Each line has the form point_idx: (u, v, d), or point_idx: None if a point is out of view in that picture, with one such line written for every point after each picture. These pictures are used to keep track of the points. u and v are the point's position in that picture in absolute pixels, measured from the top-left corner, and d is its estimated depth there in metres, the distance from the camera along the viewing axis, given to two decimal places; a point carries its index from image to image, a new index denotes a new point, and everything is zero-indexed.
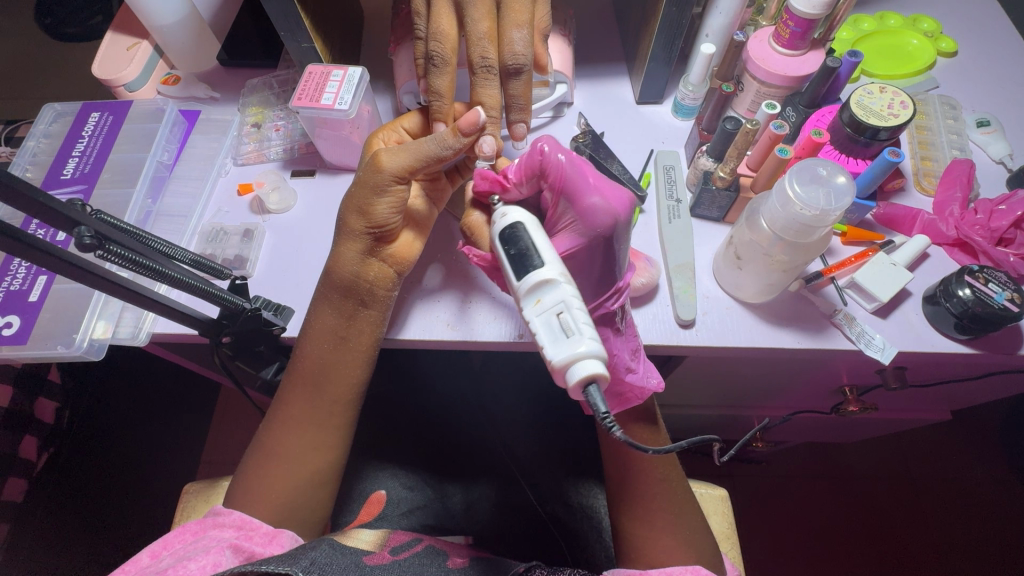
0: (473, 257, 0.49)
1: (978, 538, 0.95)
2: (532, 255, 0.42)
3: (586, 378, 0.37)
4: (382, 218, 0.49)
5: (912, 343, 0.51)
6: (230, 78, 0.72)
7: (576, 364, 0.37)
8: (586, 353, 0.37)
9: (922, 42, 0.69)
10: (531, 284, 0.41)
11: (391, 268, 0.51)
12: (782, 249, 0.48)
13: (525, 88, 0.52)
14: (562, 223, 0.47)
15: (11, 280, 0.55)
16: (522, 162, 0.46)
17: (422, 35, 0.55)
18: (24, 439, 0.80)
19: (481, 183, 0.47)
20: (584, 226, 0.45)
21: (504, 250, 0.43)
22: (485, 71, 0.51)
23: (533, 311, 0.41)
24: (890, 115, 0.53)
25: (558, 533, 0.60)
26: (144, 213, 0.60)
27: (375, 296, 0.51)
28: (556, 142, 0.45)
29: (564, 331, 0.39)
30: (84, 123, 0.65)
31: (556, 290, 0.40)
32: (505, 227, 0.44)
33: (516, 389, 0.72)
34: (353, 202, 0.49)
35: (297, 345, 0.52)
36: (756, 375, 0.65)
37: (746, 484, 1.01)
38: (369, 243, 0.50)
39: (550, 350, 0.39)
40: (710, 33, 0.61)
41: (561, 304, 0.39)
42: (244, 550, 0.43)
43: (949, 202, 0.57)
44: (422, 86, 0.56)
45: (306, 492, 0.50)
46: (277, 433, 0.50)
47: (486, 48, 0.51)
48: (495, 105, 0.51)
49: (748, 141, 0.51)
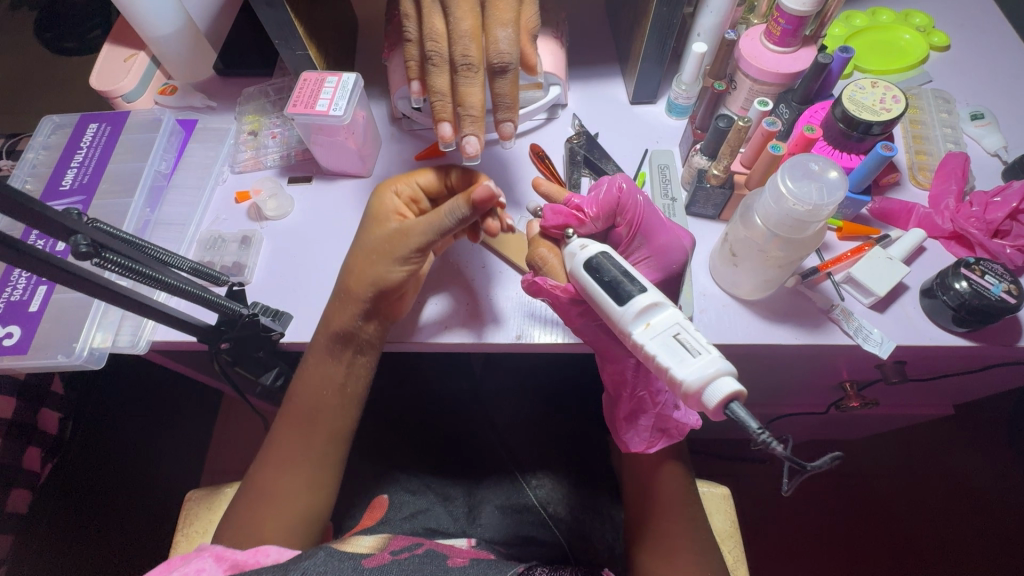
0: (551, 288, 0.47)
1: (985, 532, 0.95)
2: (628, 282, 0.41)
3: (727, 396, 0.35)
4: (393, 285, 0.49)
5: (911, 336, 0.51)
6: (227, 87, 0.73)
7: (713, 383, 0.36)
8: (719, 371, 0.36)
9: (914, 36, 0.69)
10: (638, 309, 0.39)
11: (382, 322, 0.52)
12: (778, 246, 0.47)
13: (511, 87, 0.52)
14: (635, 256, 0.51)
15: (12, 290, 0.55)
16: (602, 197, 0.48)
17: (412, 36, 0.55)
18: (29, 451, 0.80)
19: (553, 217, 0.48)
20: (659, 262, 0.50)
21: (594, 279, 0.42)
22: (467, 69, 0.51)
23: (645, 335, 0.39)
24: (882, 109, 0.53)
25: (564, 534, 0.59)
26: (142, 222, 0.61)
27: (369, 342, 0.52)
28: (632, 183, 0.50)
29: (689, 350, 0.37)
30: (82, 135, 0.66)
31: (665, 312, 0.39)
32: (589, 258, 0.43)
33: (517, 393, 0.72)
34: (370, 274, 0.49)
35: (303, 355, 0.53)
36: (756, 372, 0.64)
37: (751, 482, 1.01)
38: (364, 307, 0.50)
39: (679, 370, 0.37)
40: (700, 32, 0.62)
41: (677, 325, 0.38)
42: (228, 558, 0.41)
43: (945, 194, 0.57)
44: (415, 87, 0.56)
45: (304, 498, 0.51)
46: (282, 436, 0.52)
47: (467, 46, 0.51)
48: (480, 104, 0.51)
49: (741, 139, 0.51)
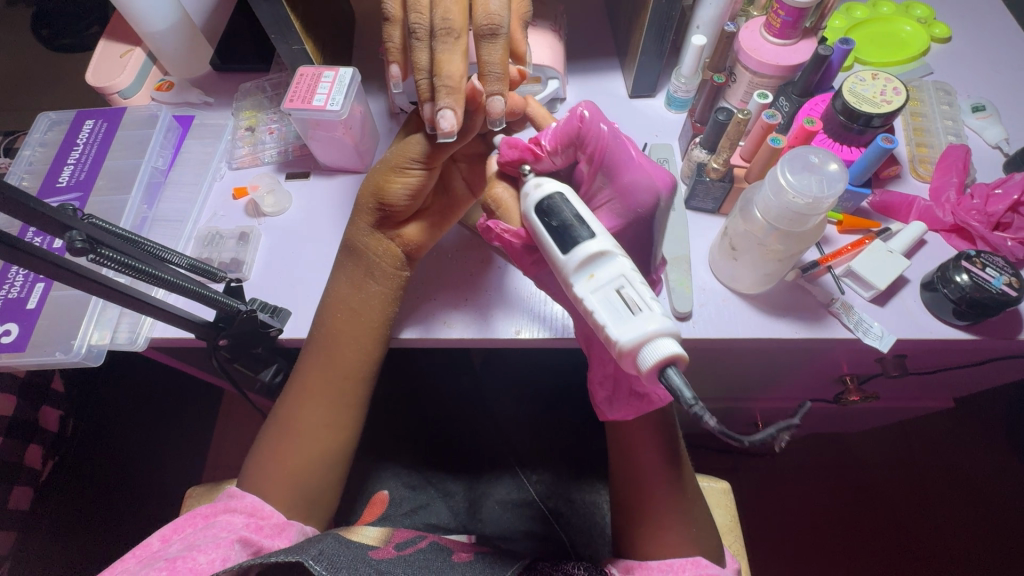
0: (502, 233, 0.47)
1: (987, 525, 0.95)
2: (578, 227, 0.40)
3: (663, 358, 0.35)
4: (394, 199, 0.50)
5: (910, 329, 0.51)
6: (224, 83, 0.72)
7: (650, 344, 0.36)
8: (658, 331, 0.36)
9: (915, 28, 0.68)
10: (582, 258, 0.39)
11: (399, 248, 0.53)
12: (777, 239, 0.47)
13: (500, 53, 0.48)
14: (598, 199, 0.47)
15: (9, 288, 0.55)
16: (560, 128, 0.46)
17: (392, 15, 0.52)
18: (30, 448, 0.80)
19: (510, 152, 0.46)
20: (622, 204, 0.46)
21: (543, 222, 0.42)
22: (445, 34, 0.48)
23: (586, 287, 0.39)
24: (882, 101, 0.53)
25: (560, 528, 0.60)
26: (140, 219, 0.60)
27: (385, 272, 0.52)
28: (597, 112, 0.46)
29: (629, 308, 0.37)
30: (78, 131, 0.65)
31: (613, 263, 0.39)
32: (542, 199, 0.42)
33: (517, 388, 0.72)
34: (373, 180, 0.51)
35: (308, 337, 0.52)
36: (755, 367, 0.64)
37: (751, 477, 1.01)
38: (379, 219, 0.52)
39: (615, 329, 0.37)
40: (700, 25, 0.61)
41: (619, 279, 0.38)
42: (252, 544, 0.42)
43: (946, 187, 0.57)
44: (395, 71, 0.54)
45: (330, 491, 0.51)
46: (292, 422, 0.50)
47: (449, 8, 0.48)
48: (458, 74, 0.47)
49: (740, 131, 0.51)
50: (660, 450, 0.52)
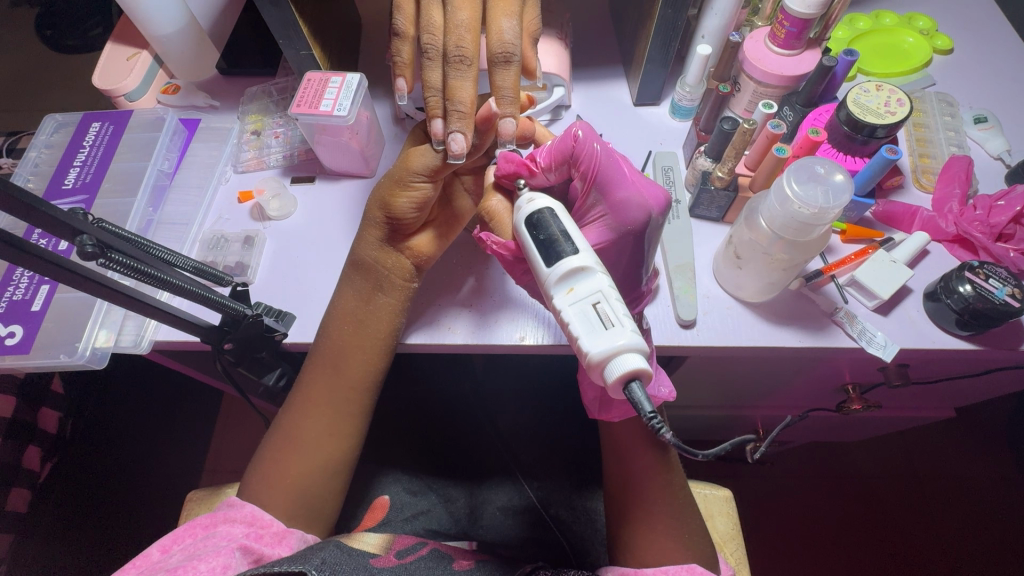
0: (492, 244, 0.48)
1: (987, 536, 0.95)
2: (562, 242, 0.41)
3: (628, 373, 0.36)
4: (401, 212, 0.50)
5: (913, 339, 0.51)
6: (229, 86, 0.72)
7: (617, 358, 0.36)
8: (627, 346, 0.36)
9: (917, 39, 0.69)
10: (563, 272, 0.40)
11: (409, 261, 0.53)
12: (782, 248, 0.47)
13: (513, 79, 0.48)
14: (591, 214, 0.48)
15: (14, 290, 0.55)
16: (555, 146, 0.47)
17: (400, 30, 0.53)
18: (28, 450, 0.80)
19: (506, 165, 0.48)
20: (614, 219, 0.46)
21: (532, 235, 0.42)
22: (458, 60, 0.48)
23: (565, 301, 0.39)
24: (886, 112, 0.53)
25: (560, 534, 0.60)
26: (145, 221, 0.61)
27: (393, 283, 0.52)
28: (592, 132, 0.47)
29: (602, 322, 0.38)
30: (85, 133, 0.65)
31: (592, 279, 0.39)
32: (532, 212, 0.43)
33: (519, 394, 0.72)
34: (380, 193, 0.51)
35: (315, 341, 0.52)
36: (758, 375, 0.64)
37: (752, 484, 1.01)
38: (385, 232, 0.52)
39: (587, 341, 0.37)
40: (705, 34, 0.62)
41: (597, 294, 0.38)
42: (253, 552, 0.42)
43: (949, 198, 0.57)
44: (401, 84, 0.54)
45: (331, 502, 0.51)
46: (296, 429, 0.50)
47: (462, 36, 0.49)
48: (470, 100, 0.48)
49: (746, 141, 0.51)
50: (655, 453, 0.53)
